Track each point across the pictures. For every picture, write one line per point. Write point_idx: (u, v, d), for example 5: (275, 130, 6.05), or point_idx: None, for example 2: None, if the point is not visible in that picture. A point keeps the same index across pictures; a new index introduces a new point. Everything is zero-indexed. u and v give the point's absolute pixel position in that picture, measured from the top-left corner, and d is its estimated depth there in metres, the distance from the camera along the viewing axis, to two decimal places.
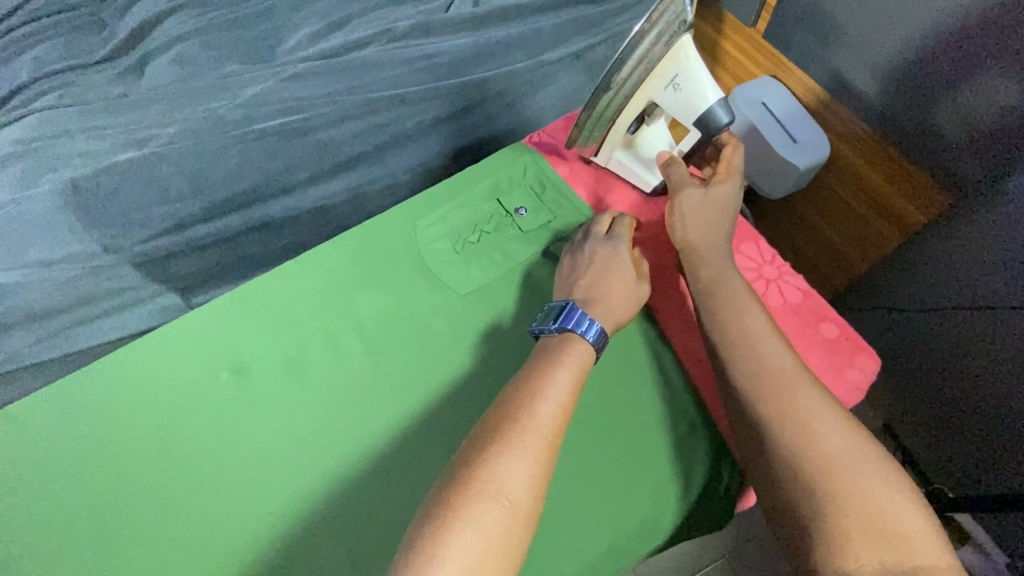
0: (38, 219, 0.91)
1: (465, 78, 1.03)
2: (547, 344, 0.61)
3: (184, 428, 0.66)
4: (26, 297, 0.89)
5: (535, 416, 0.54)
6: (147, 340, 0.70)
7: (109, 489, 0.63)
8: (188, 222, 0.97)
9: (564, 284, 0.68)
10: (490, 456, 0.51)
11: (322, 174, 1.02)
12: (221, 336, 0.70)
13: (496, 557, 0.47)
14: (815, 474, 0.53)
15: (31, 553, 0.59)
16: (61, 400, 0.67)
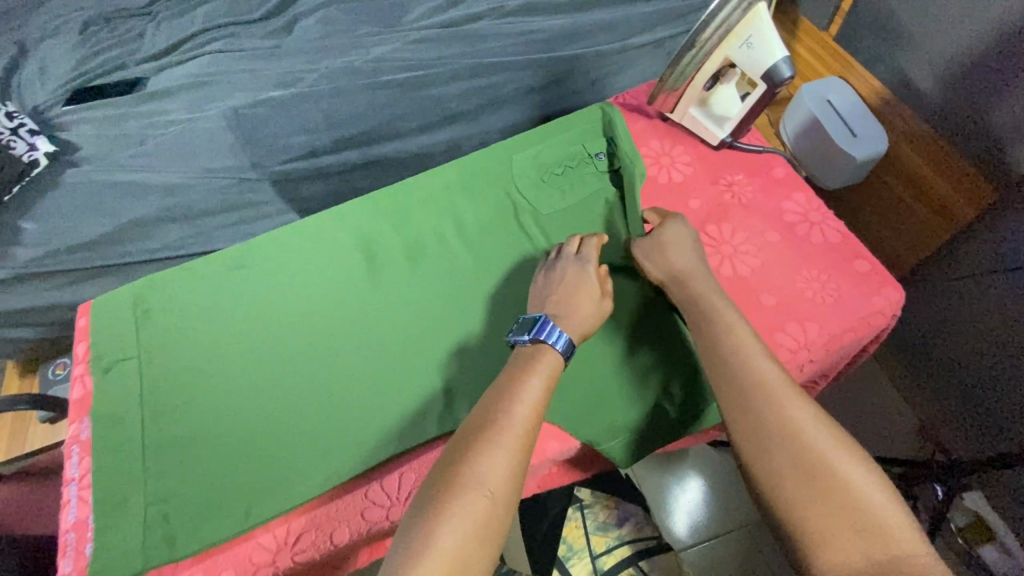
0: (207, 135, 1.14)
1: (561, 53, 1.19)
2: (520, 358, 0.64)
3: (242, 366, 0.77)
4: (193, 196, 1.13)
5: (507, 418, 0.57)
6: (296, 225, 0.88)
7: (256, 333, 0.80)
8: (319, 151, 1.16)
9: (537, 299, 0.72)
10: (468, 454, 0.54)
11: (430, 125, 1.19)
12: (351, 227, 0.87)
13: (478, 541, 0.50)
14: (802, 476, 0.54)
15: (207, 362, 0.78)
16: (232, 259, 0.86)
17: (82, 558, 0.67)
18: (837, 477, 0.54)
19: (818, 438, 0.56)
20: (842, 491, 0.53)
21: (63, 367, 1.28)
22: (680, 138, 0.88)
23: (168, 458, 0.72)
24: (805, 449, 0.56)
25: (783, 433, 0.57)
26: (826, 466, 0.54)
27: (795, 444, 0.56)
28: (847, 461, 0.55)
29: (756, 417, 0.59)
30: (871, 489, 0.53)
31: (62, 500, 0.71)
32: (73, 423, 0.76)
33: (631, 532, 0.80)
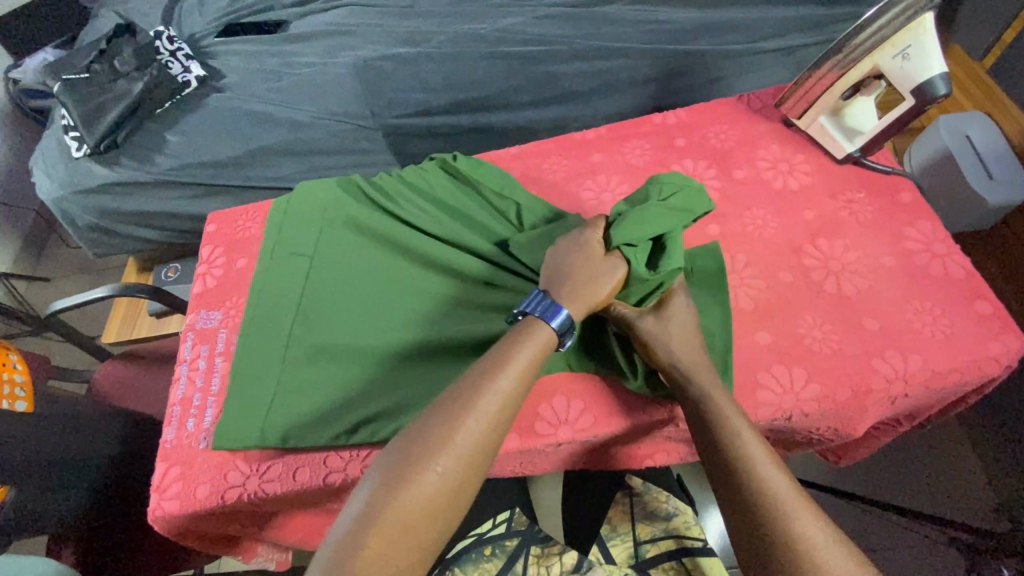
0: (336, 80, 1.21)
1: (685, 46, 1.17)
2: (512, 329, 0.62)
3: (291, 299, 0.81)
4: (311, 135, 1.21)
5: (475, 384, 0.57)
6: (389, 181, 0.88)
7: (319, 274, 0.82)
8: (432, 110, 1.21)
9: (546, 276, 0.67)
10: (444, 421, 0.54)
11: (540, 101, 1.21)
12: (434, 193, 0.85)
13: (437, 505, 0.51)
14: (751, 529, 0.53)
15: (286, 290, 0.81)
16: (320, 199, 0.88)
17: (185, 429, 0.75)
18: (785, 522, 0.52)
19: (776, 487, 0.54)
20: (775, 542, 0.51)
21: (174, 271, 1.43)
22: (804, 146, 0.85)
23: (333, 399, 0.72)
24: (754, 502, 0.54)
25: (749, 485, 0.55)
26: (773, 511, 0.53)
27: (749, 502, 0.54)
28: (793, 501, 0.53)
29: (724, 476, 0.57)
30: (817, 531, 0.51)
31: (174, 376, 0.80)
32: (193, 312, 0.85)
33: (678, 527, 0.79)
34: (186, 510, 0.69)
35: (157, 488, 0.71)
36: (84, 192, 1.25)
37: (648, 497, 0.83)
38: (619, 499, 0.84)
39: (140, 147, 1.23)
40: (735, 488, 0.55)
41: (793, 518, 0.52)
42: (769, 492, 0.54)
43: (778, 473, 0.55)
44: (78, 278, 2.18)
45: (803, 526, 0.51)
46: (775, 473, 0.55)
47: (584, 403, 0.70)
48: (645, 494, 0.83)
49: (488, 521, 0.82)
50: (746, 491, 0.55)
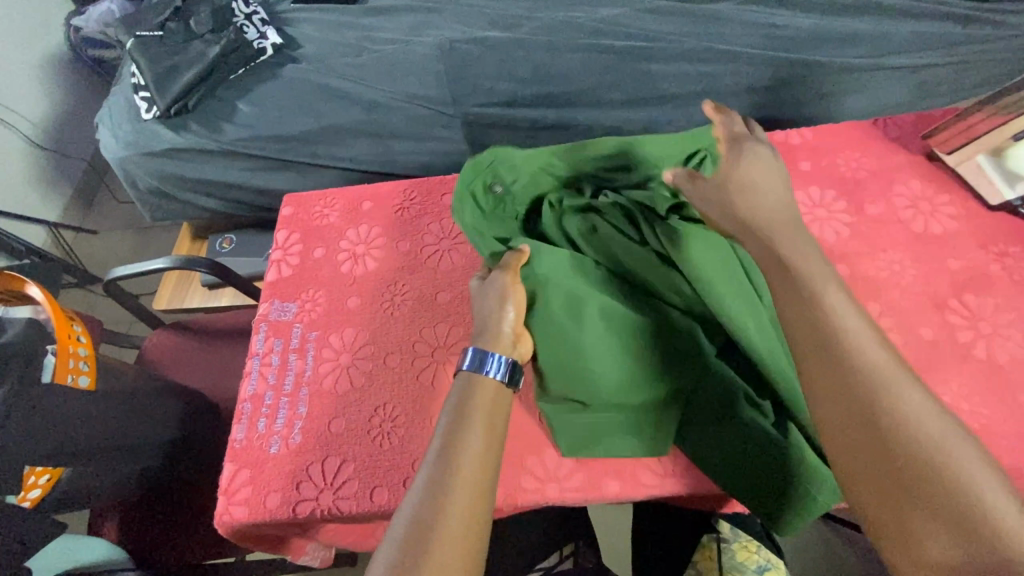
0: (419, 60, 1.15)
1: (801, 56, 1.07)
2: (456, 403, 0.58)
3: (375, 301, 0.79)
4: (388, 117, 1.15)
5: (445, 468, 0.51)
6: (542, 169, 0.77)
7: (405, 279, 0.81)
8: (517, 102, 1.12)
9: None
10: (418, 517, 0.48)
11: (634, 101, 1.11)
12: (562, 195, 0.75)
13: None
14: (832, 380, 0.44)
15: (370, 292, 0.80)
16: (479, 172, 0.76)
17: (255, 429, 0.71)
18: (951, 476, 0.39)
19: (932, 431, 0.40)
20: (930, 470, 0.39)
21: (229, 242, 1.39)
22: (950, 185, 0.76)
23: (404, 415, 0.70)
24: (895, 430, 0.41)
25: (848, 372, 0.44)
26: (920, 446, 0.40)
27: (840, 371, 0.44)
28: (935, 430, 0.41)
29: (819, 359, 0.46)
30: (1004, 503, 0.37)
31: (245, 368, 0.76)
32: (266, 302, 0.81)
33: None
34: (255, 518, 0.65)
35: (225, 491, 0.67)
36: (149, 155, 1.21)
37: (734, 545, 0.83)
38: (704, 543, 0.84)
39: (209, 113, 1.18)
40: (826, 373, 0.45)
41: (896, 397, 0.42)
42: (918, 430, 0.41)
43: (911, 380, 0.43)
44: (124, 235, 2.17)
45: (951, 457, 0.39)
46: (922, 405, 0.42)
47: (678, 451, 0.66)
48: (731, 541, 0.83)
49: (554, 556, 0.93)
50: (867, 424, 0.42)
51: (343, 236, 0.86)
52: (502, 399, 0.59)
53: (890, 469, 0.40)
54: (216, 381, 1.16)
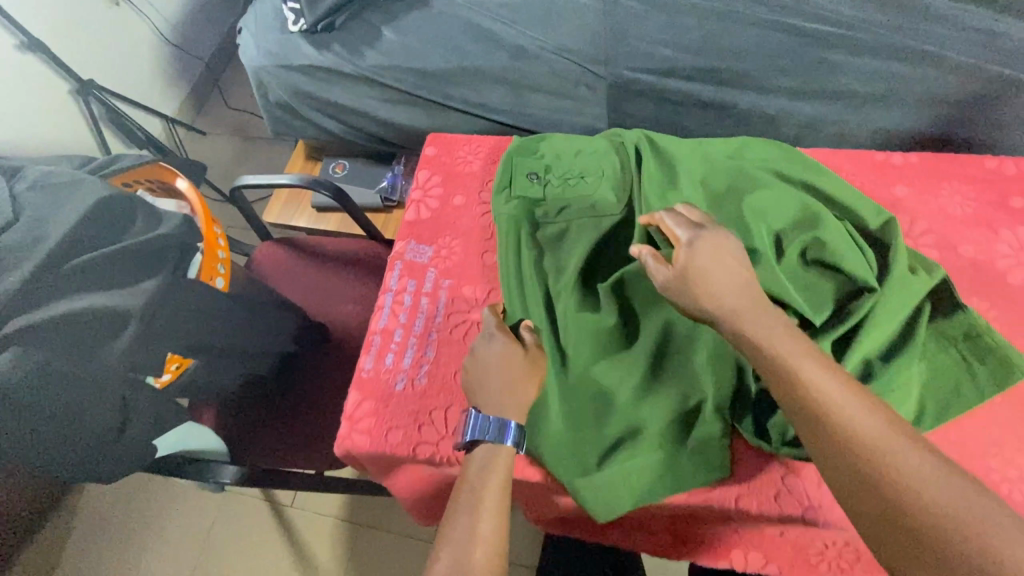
0: (578, 12, 1.09)
1: (1016, 71, 0.94)
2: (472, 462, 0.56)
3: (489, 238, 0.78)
4: (533, 67, 1.10)
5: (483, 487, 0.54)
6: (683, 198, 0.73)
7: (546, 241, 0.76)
8: (675, 72, 1.04)
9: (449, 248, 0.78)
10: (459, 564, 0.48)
11: (805, 92, 1.01)
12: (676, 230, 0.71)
13: None
14: (812, 431, 0.49)
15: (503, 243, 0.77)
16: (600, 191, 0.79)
17: (383, 363, 0.71)
18: (911, 488, 0.43)
19: (847, 408, 0.48)
20: (900, 485, 0.43)
21: (341, 168, 1.40)
22: None
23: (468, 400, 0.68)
24: (857, 443, 0.46)
25: (800, 419, 0.49)
26: (880, 452, 0.45)
27: (796, 421, 0.50)
28: (891, 439, 0.46)
29: (795, 395, 0.50)
30: (942, 487, 0.42)
31: (376, 302, 0.76)
32: (401, 240, 0.80)
33: None
34: (375, 450, 0.66)
35: (349, 416, 0.69)
36: (287, 68, 1.21)
37: None
38: None
39: (353, 35, 1.17)
40: (802, 411, 0.50)
41: (833, 421, 0.48)
42: (870, 438, 0.46)
43: (851, 398, 0.48)
44: (230, 141, 2.24)
45: (905, 466, 0.44)
46: (849, 404, 0.48)
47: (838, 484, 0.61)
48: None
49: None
50: (817, 422, 0.48)
51: (484, 187, 0.83)
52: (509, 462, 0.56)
53: (873, 482, 0.44)
54: (315, 302, 1.19)
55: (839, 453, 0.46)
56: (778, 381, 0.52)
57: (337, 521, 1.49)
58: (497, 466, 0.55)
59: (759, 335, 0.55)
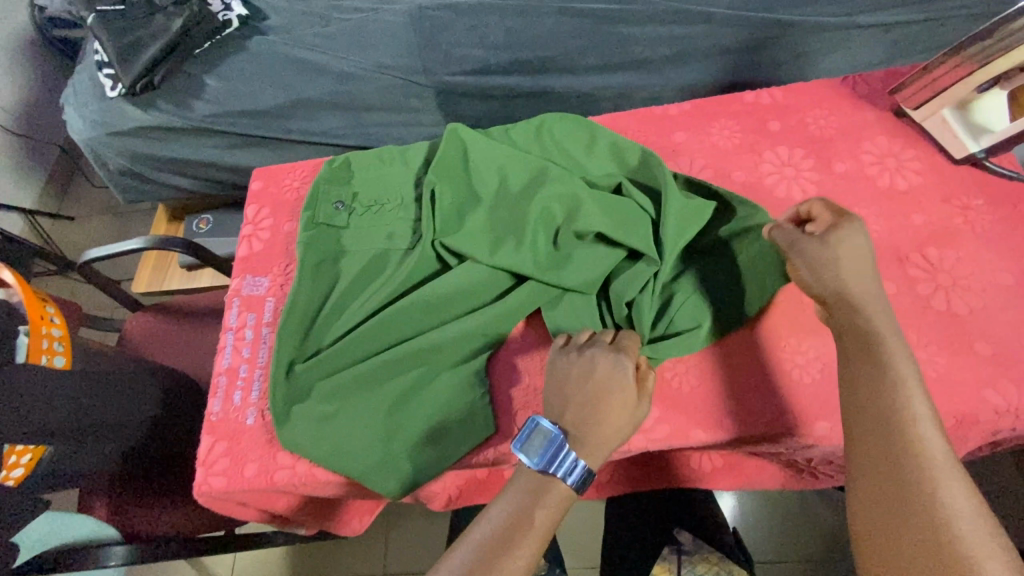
0: (388, 28, 1.13)
1: (775, 14, 1.06)
2: (528, 486, 0.56)
3: (318, 258, 0.78)
4: (359, 88, 1.13)
5: (495, 516, 0.55)
6: (493, 186, 0.80)
7: (376, 246, 0.79)
8: (491, 69, 1.11)
9: (285, 277, 0.79)
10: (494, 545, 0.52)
11: (609, 66, 1.10)
12: (490, 217, 0.77)
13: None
14: (868, 411, 0.53)
15: (329, 259, 0.79)
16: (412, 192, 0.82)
17: (231, 401, 0.71)
18: (936, 493, 0.47)
19: (919, 417, 0.52)
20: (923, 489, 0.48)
21: (205, 223, 1.38)
22: (915, 140, 0.76)
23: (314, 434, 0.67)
24: (904, 434, 0.51)
25: (876, 417, 0.53)
26: (914, 449, 0.50)
27: (877, 418, 0.53)
28: (941, 455, 0.49)
29: (857, 371, 0.56)
30: (973, 518, 0.46)
31: (219, 343, 0.76)
32: (237, 277, 0.80)
33: None
34: (233, 487, 0.67)
35: (203, 461, 0.68)
36: (117, 133, 1.19)
37: (695, 559, 0.81)
38: (664, 555, 0.83)
39: (176, 89, 1.16)
40: (864, 390, 0.55)
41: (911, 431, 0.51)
42: (918, 440, 0.50)
43: (925, 404, 0.52)
44: (103, 219, 2.14)
45: (950, 494, 0.47)
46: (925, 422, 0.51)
47: (660, 409, 0.67)
48: (693, 556, 0.82)
49: None
50: (875, 408, 0.53)
51: None
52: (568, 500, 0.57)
53: (893, 476, 0.49)
54: (196, 361, 1.17)
55: (884, 437, 0.51)
56: (848, 357, 0.58)
57: None
58: (553, 497, 0.55)
59: (861, 321, 0.58)
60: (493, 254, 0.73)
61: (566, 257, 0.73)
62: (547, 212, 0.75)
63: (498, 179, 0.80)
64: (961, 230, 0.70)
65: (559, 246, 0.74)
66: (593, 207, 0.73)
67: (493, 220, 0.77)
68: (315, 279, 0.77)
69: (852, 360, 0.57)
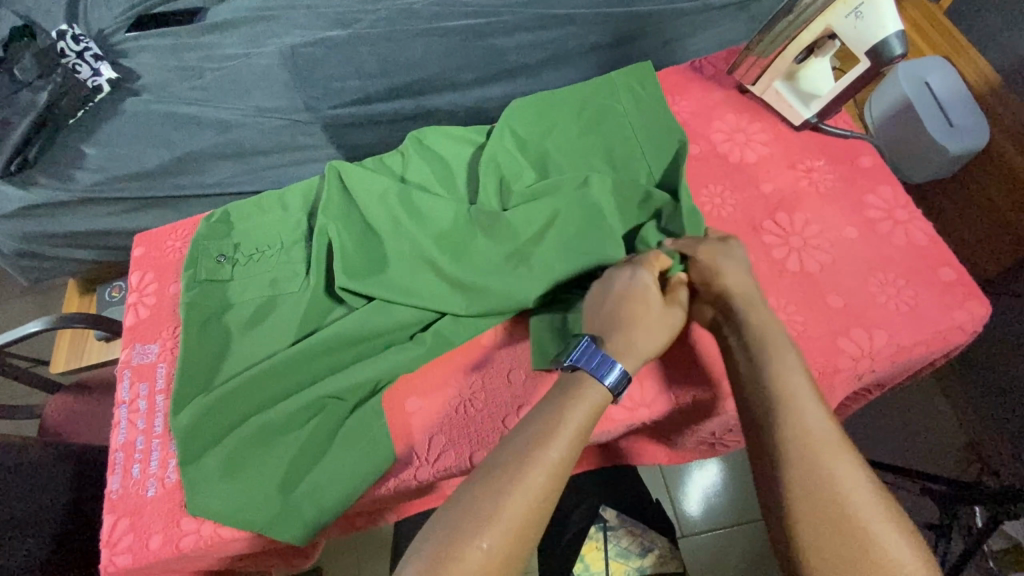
0: (263, 71, 1.14)
1: (633, 8, 1.10)
2: (562, 387, 0.59)
3: (203, 315, 0.78)
4: (244, 135, 1.13)
5: (511, 456, 0.53)
6: (382, 211, 0.80)
7: (264, 294, 0.79)
8: (372, 98, 1.12)
9: (175, 339, 0.79)
10: (499, 489, 0.51)
11: (487, 78, 1.13)
12: (386, 243, 0.78)
13: (505, 544, 0.49)
14: (767, 419, 0.54)
15: (215, 317, 0.78)
16: (292, 233, 0.83)
17: (130, 476, 0.70)
18: (846, 497, 0.49)
19: (817, 422, 0.53)
20: (834, 496, 0.49)
21: (118, 290, 1.32)
22: (758, 113, 0.81)
23: (216, 495, 0.66)
24: (806, 440, 0.52)
25: (777, 423, 0.54)
26: (817, 453, 0.51)
27: (796, 454, 0.51)
28: (839, 454, 0.51)
29: (753, 375, 0.57)
30: (867, 495, 0.49)
31: (113, 419, 0.75)
32: (126, 348, 0.79)
33: (651, 566, 0.82)
34: (140, 563, 0.66)
35: (107, 543, 0.67)
36: (3, 217, 1.15)
37: (621, 531, 0.85)
38: (592, 534, 0.86)
39: (56, 162, 1.14)
40: (765, 398, 0.55)
41: (808, 433, 0.52)
42: (819, 444, 0.51)
43: (814, 403, 0.54)
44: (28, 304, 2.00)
45: (853, 490, 0.49)
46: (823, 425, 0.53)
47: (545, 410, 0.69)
48: (618, 528, 0.86)
49: None
50: (777, 419, 0.54)
51: None
52: (603, 403, 0.58)
53: (800, 485, 0.50)
54: None
55: (787, 443, 0.52)
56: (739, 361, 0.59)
57: None
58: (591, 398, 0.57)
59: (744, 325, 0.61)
60: (389, 284, 0.74)
61: (467, 270, 0.74)
62: (436, 234, 0.77)
63: (383, 204, 0.80)
64: (806, 192, 0.74)
65: (459, 262, 0.74)
66: (484, 223, 0.76)
67: (388, 248, 0.77)
68: (201, 336, 0.76)
69: (743, 362, 0.58)
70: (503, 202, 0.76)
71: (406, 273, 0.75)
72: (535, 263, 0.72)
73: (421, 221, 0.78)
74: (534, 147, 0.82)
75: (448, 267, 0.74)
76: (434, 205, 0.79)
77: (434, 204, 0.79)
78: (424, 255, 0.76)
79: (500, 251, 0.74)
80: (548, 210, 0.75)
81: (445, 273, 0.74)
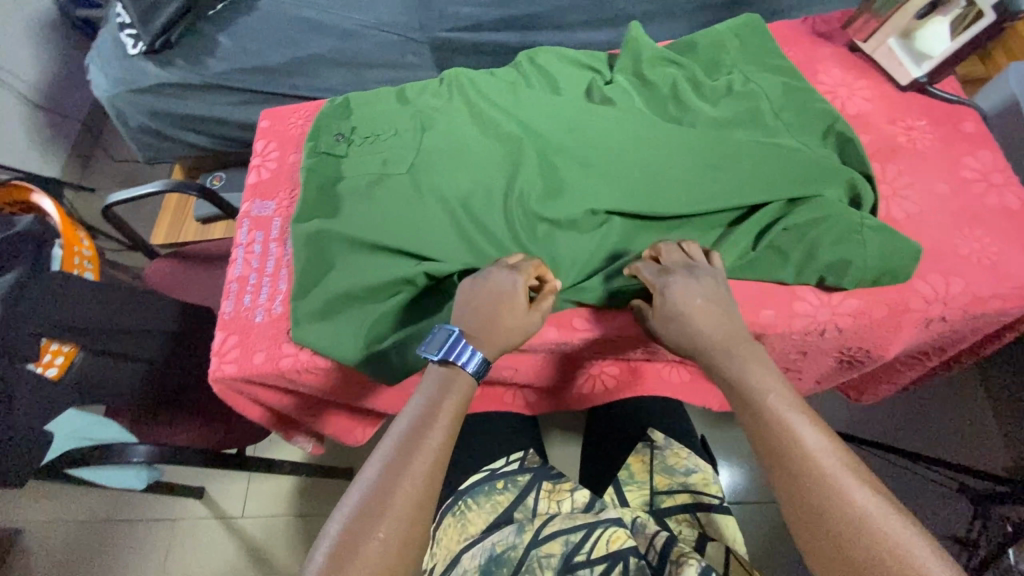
0: None
1: None
2: (432, 382, 0.65)
3: (320, 180, 0.87)
4: (360, 45, 1.22)
5: (395, 446, 0.60)
6: (495, 114, 0.87)
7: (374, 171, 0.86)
8: (482, 26, 1.19)
9: (291, 200, 0.88)
10: (391, 470, 0.58)
11: (594, 22, 1.17)
12: (496, 140, 0.85)
13: (410, 505, 0.56)
14: (772, 451, 0.56)
15: (329, 183, 0.86)
16: (406, 122, 0.90)
17: (242, 304, 0.80)
18: (861, 514, 0.49)
19: (812, 441, 0.55)
20: (855, 514, 0.49)
21: (218, 178, 1.41)
22: (864, 70, 0.83)
23: (317, 328, 0.75)
24: (811, 464, 0.53)
25: (783, 448, 0.55)
26: (818, 471, 0.53)
27: (804, 475, 0.53)
28: (837, 465, 0.53)
29: (753, 418, 0.59)
30: (872, 500, 0.50)
31: (231, 257, 0.85)
32: (247, 202, 0.89)
33: (694, 484, 0.81)
34: (245, 373, 0.75)
35: (217, 352, 0.76)
36: (138, 90, 1.26)
37: (667, 451, 0.88)
38: (640, 449, 0.89)
39: (192, 47, 1.25)
40: (767, 434, 0.57)
41: (810, 457, 0.54)
42: (817, 462, 0.53)
43: (807, 427, 0.56)
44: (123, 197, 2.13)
45: (860, 495, 0.50)
46: (818, 440, 0.55)
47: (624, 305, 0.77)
48: (665, 449, 0.88)
49: (503, 460, 0.89)
50: (782, 455, 0.55)
51: None
52: (471, 391, 0.66)
53: (818, 511, 0.51)
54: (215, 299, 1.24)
55: (797, 473, 0.53)
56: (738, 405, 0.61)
57: (289, 518, 1.43)
58: (457, 384, 0.65)
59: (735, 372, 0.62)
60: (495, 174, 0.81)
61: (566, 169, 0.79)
62: (542, 136, 0.83)
63: (498, 108, 0.88)
64: (903, 146, 0.77)
65: (561, 161, 0.80)
66: (590, 130, 0.81)
67: (496, 144, 0.84)
68: (317, 197, 0.85)
69: (738, 408, 0.61)
70: (611, 116, 0.82)
71: (510, 167, 0.82)
72: (635, 170, 0.77)
73: (530, 125, 0.85)
74: (644, 72, 0.87)
75: (550, 165, 0.80)
76: (545, 113, 0.85)
77: (544, 111, 0.85)
78: (528, 154, 0.82)
79: (600, 156, 0.79)
80: (654, 129, 0.80)
81: (548, 170, 0.80)
